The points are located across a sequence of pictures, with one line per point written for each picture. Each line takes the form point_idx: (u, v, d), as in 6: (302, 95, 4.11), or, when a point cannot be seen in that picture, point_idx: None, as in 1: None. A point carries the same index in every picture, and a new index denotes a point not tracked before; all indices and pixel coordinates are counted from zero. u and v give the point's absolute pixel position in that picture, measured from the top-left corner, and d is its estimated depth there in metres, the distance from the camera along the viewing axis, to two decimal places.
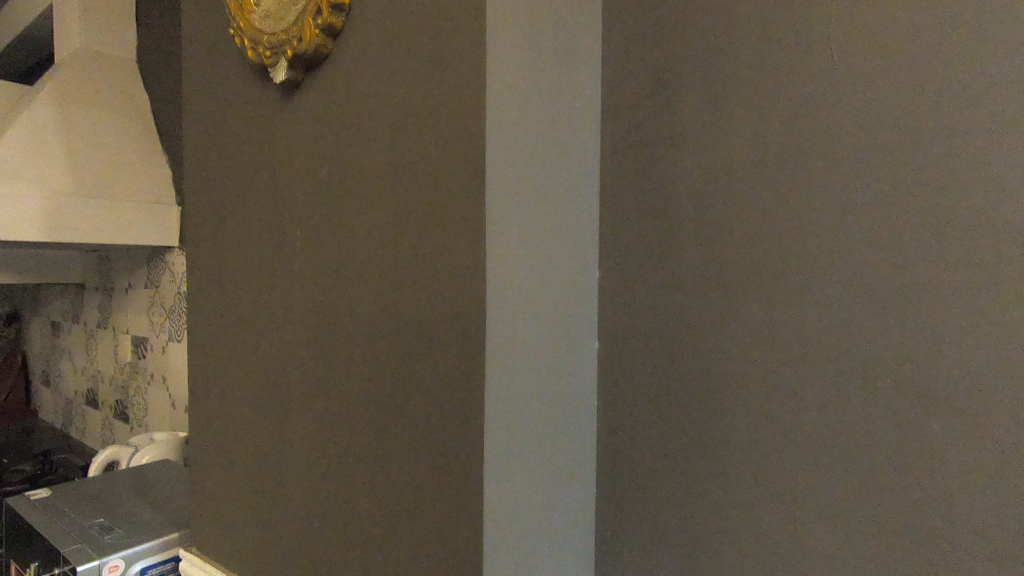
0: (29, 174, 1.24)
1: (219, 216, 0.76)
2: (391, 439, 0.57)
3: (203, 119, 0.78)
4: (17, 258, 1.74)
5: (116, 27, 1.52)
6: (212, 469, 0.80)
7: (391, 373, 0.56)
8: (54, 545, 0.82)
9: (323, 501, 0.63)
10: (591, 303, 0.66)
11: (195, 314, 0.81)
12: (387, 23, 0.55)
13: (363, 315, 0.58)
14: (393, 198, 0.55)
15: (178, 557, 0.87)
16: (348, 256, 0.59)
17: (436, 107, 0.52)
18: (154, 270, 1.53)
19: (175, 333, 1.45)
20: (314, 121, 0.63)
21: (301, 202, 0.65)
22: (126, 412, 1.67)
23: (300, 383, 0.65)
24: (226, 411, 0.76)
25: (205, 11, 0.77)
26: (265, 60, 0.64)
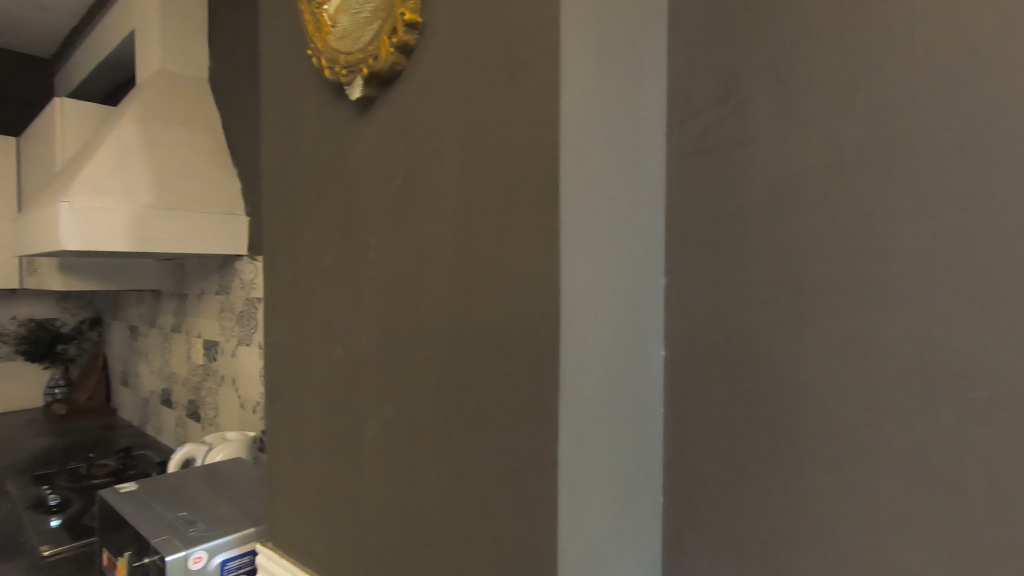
0: (117, 187, 1.33)
1: (295, 226, 0.80)
2: (463, 442, 0.58)
3: (280, 135, 0.83)
4: (103, 266, 1.87)
5: (190, 49, 1.62)
6: (287, 468, 0.84)
7: (463, 377, 0.58)
8: (145, 535, 0.88)
9: (396, 501, 0.66)
10: (658, 307, 0.66)
11: (272, 319, 0.85)
12: (459, 39, 0.57)
13: (435, 322, 0.60)
14: (465, 208, 0.57)
15: (254, 551, 0.91)
16: (421, 264, 0.62)
17: (508, 119, 0.53)
18: (224, 276, 1.61)
19: (244, 337, 1.52)
20: (387, 136, 0.65)
21: (374, 211, 0.67)
22: (198, 411, 1.77)
23: (373, 386, 0.68)
24: (300, 413, 0.80)
25: (282, 34, 0.81)
26: (343, 78, 0.68)
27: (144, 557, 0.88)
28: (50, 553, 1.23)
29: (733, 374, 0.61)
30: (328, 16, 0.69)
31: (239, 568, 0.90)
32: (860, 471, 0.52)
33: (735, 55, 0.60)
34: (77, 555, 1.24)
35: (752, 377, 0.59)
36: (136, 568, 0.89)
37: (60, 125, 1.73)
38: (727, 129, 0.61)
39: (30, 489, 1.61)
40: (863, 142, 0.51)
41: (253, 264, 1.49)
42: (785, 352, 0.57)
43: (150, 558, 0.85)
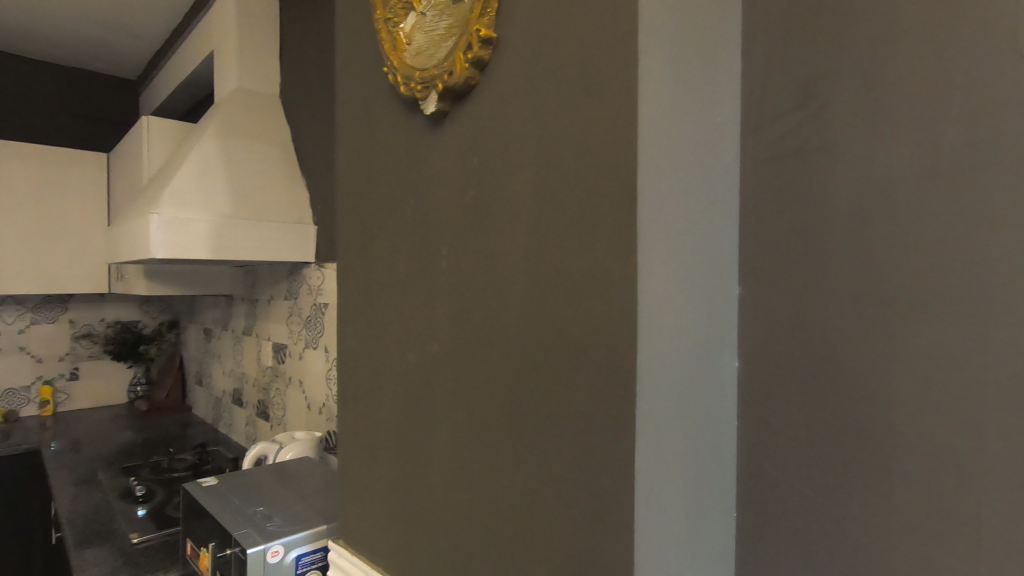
0: (199, 199, 1.41)
1: (369, 236, 0.83)
2: (536, 449, 0.59)
3: (355, 148, 0.86)
4: (182, 272, 2.00)
5: (264, 68, 1.72)
6: (359, 469, 0.87)
7: (536, 385, 0.59)
8: (227, 527, 0.94)
9: (467, 504, 0.67)
10: (732, 315, 0.65)
11: (344, 324, 0.89)
12: (534, 53, 0.58)
13: (508, 330, 0.62)
14: (539, 219, 0.58)
15: (326, 548, 0.95)
16: (494, 274, 0.63)
17: (584, 131, 0.54)
18: (293, 282, 1.69)
19: (311, 340, 1.59)
20: (461, 148, 0.67)
21: (447, 221, 0.69)
22: (267, 410, 1.85)
23: (445, 392, 0.70)
24: (372, 415, 0.83)
25: (357, 52, 0.85)
26: (418, 94, 0.70)
27: (227, 548, 0.93)
28: (138, 540, 1.32)
29: (813, 386, 0.59)
30: (403, 34, 0.72)
31: (313, 563, 0.94)
32: (954, 488, 0.49)
33: (816, 58, 0.59)
34: (161, 543, 1.33)
35: (835, 390, 0.57)
36: (219, 558, 0.95)
37: (147, 141, 1.87)
38: (806, 135, 0.60)
39: (119, 480, 1.73)
40: (959, 145, 0.49)
41: (320, 271, 1.56)
42: (871, 364, 0.55)
43: (232, 550, 0.90)
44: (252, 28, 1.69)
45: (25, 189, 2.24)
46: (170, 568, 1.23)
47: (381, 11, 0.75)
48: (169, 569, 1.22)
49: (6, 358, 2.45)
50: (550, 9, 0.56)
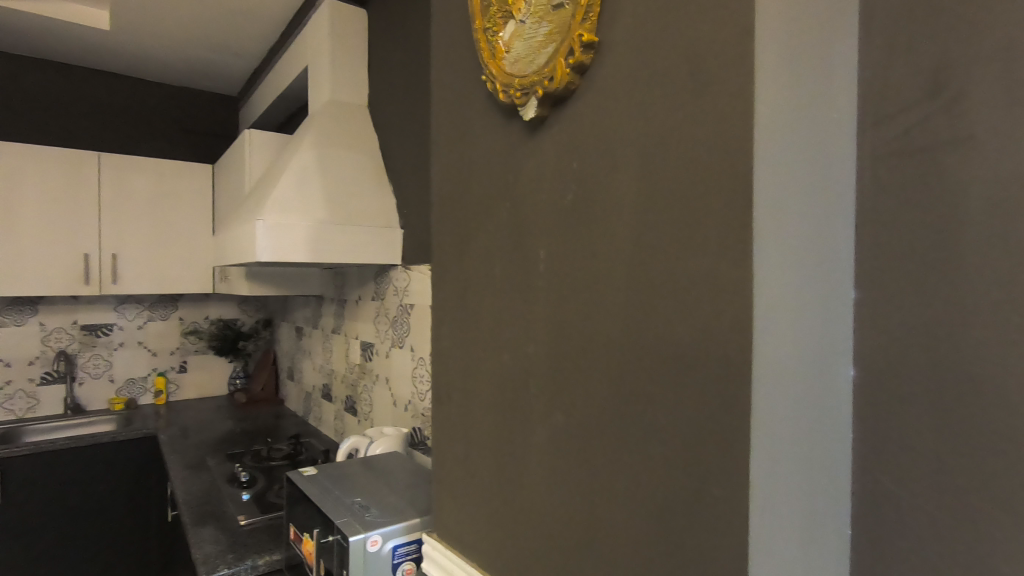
0: (298, 206, 1.50)
1: (464, 240, 0.86)
2: (638, 451, 0.59)
3: (450, 154, 0.89)
4: (279, 274, 2.15)
5: (353, 80, 1.81)
6: (453, 465, 0.90)
7: (640, 388, 0.58)
8: (329, 515, 1.00)
9: (565, 506, 0.68)
10: (847, 323, 0.61)
11: (439, 325, 0.92)
12: (638, 56, 0.58)
13: (609, 332, 0.62)
14: (643, 221, 0.58)
15: (420, 540, 0.99)
16: (595, 277, 0.63)
17: (695, 132, 0.53)
18: (381, 284, 1.76)
19: (398, 340, 1.65)
20: (560, 153, 0.68)
21: (545, 225, 0.70)
22: (354, 405, 1.94)
23: (542, 393, 0.71)
24: (467, 414, 0.86)
25: (454, 62, 0.88)
26: (517, 101, 0.72)
27: (329, 536, 0.99)
28: (245, 523, 1.43)
29: (945, 399, 0.55)
30: (502, 43, 0.74)
31: (407, 554, 0.98)
32: None
33: (947, 45, 0.54)
34: (265, 527, 1.42)
35: (969, 405, 0.53)
36: (322, 544, 1.01)
37: (249, 152, 2.01)
38: (936, 128, 0.55)
39: (224, 466, 1.87)
40: None
41: (406, 273, 1.62)
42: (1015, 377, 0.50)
43: (335, 537, 0.96)
44: (343, 43, 1.79)
45: (144, 199, 2.48)
46: (274, 550, 1.31)
47: (480, 21, 0.78)
48: (273, 551, 1.31)
49: (127, 351, 2.72)
50: (656, 11, 0.56)
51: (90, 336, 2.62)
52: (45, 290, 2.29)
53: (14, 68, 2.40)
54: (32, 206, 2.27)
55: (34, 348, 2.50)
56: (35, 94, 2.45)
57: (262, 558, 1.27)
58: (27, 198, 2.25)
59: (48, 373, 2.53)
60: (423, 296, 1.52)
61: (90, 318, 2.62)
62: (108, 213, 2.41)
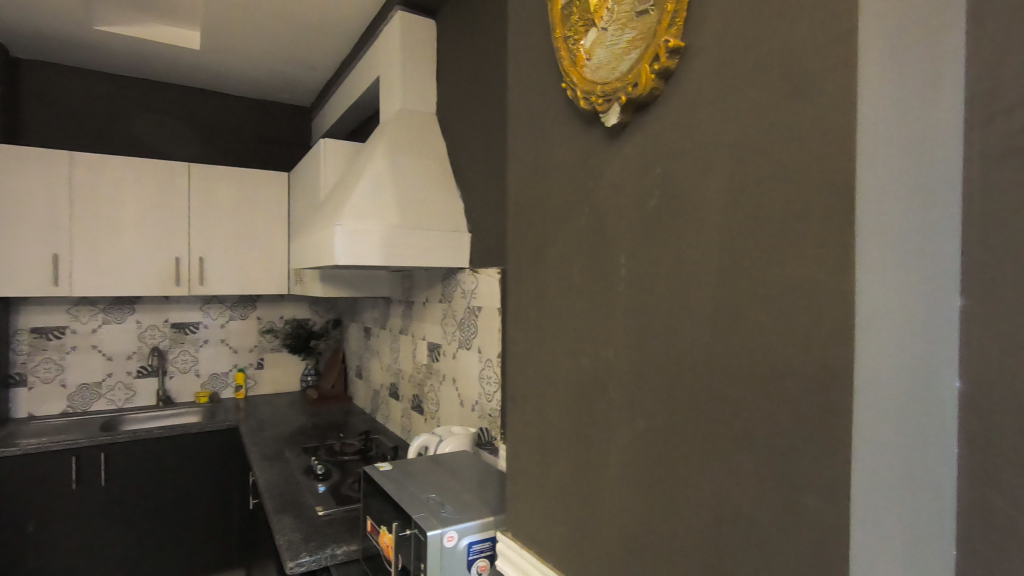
0: (373, 211, 1.56)
1: (541, 244, 0.87)
2: (727, 458, 0.58)
3: (528, 161, 0.91)
4: (350, 276, 2.24)
5: (423, 89, 1.87)
6: (529, 466, 0.91)
7: (728, 393, 0.58)
8: (407, 509, 1.04)
9: (648, 511, 0.68)
10: (953, 332, 0.57)
11: (516, 327, 0.94)
12: (727, 60, 0.58)
13: (695, 337, 0.61)
14: (734, 226, 0.57)
15: (494, 538, 1.01)
16: (680, 283, 0.63)
17: (789, 135, 0.52)
18: (448, 286, 1.81)
19: (465, 341, 1.69)
20: (643, 159, 0.68)
21: (627, 231, 0.71)
22: (421, 404, 2.00)
23: (623, 397, 0.71)
24: (544, 416, 0.87)
25: (531, 70, 0.90)
26: (599, 108, 0.72)
27: (406, 529, 1.02)
28: (324, 513, 1.50)
29: None
30: (583, 51, 0.75)
31: (482, 552, 1.00)
32: None
33: None
34: (342, 518, 1.49)
35: None
36: (400, 537, 1.05)
37: (324, 160, 2.11)
38: None
39: (301, 458, 1.98)
40: None
41: (474, 276, 1.65)
42: None
43: (413, 530, 1.00)
44: (413, 54, 1.85)
45: (229, 206, 2.65)
46: (351, 540, 1.38)
47: (561, 31, 0.79)
48: (350, 541, 1.37)
49: (211, 348, 2.91)
50: (748, 14, 0.56)
51: (180, 334, 2.83)
52: (142, 290, 2.50)
53: (117, 88, 2.64)
54: (132, 213, 2.47)
55: (132, 343, 2.72)
56: (135, 111, 2.68)
57: (340, 547, 1.33)
58: (127, 206, 2.46)
59: (143, 367, 2.74)
60: (491, 299, 1.55)
61: (179, 316, 2.83)
62: (197, 219, 2.59)
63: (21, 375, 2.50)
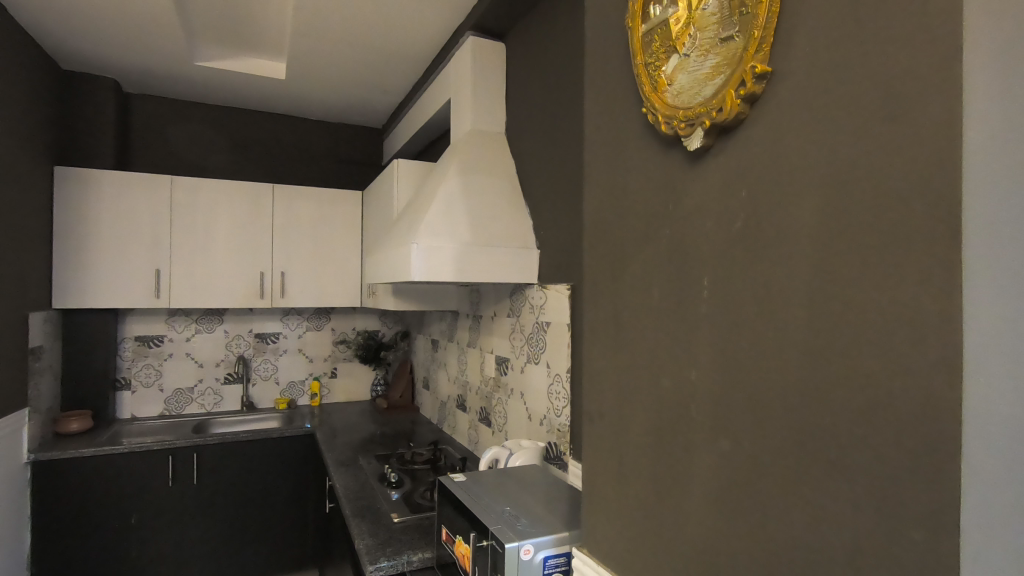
0: (446, 229, 1.61)
1: (619, 264, 0.89)
2: (820, 485, 0.57)
3: (605, 182, 0.93)
4: (420, 290, 2.32)
5: (492, 108, 1.93)
6: (604, 482, 0.93)
7: (821, 419, 0.57)
8: (484, 520, 1.07)
9: (732, 534, 0.67)
10: None
11: (592, 345, 0.96)
12: (818, 85, 0.58)
13: (785, 360, 0.61)
14: (826, 250, 0.57)
15: (570, 553, 1.03)
16: (769, 305, 0.63)
17: (886, 160, 0.51)
18: (516, 301, 1.84)
19: (534, 356, 1.72)
20: (728, 181, 0.69)
21: (710, 253, 0.71)
22: (488, 417, 2.04)
23: (707, 418, 0.72)
24: (622, 432, 0.88)
25: (609, 94, 0.92)
26: (681, 132, 0.74)
27: (483, 540, 1.05)
28: (399, 520, 1.56)
29: None
30: (665, 78, 0.77)
31: (557, 566, 1.02)
32: None
33: None
34: (416, 525, 1.54)
35: None
36: (476, 548, 1.08)
37: (397, 180, 2.22)
38: None
39: (374, 465, 2.06)
40: None
41: (542, 292, 1.68)
42: None
43: (489, 541, 1.03)
44: (484, 76, 1.92)
45: (308, 223, 2.82)
46: (426, 547, 1.42)
47: (642, 58, 0.82)
48: (424, 549, 1.41)
49: (289, 357, 3.08)
50: (839, 40, 0.56)
51: (262, 343, 3.02)
52: (230, 302, 2.69)
53: (210, 117, 2.86)
54: (223, 231, 2.67)
55: (220, 352, 2.93)
56: (225, 136, 2.89)
57: (416, 554, 1.38)
58: (220, 225, 2.66)
59: (229, 373, 2.94)
60: (560, 315, 1.57)
61: (262, 327, 3.02)
62: (280, 237, 2.77)
63: (125, 379, 2.74)
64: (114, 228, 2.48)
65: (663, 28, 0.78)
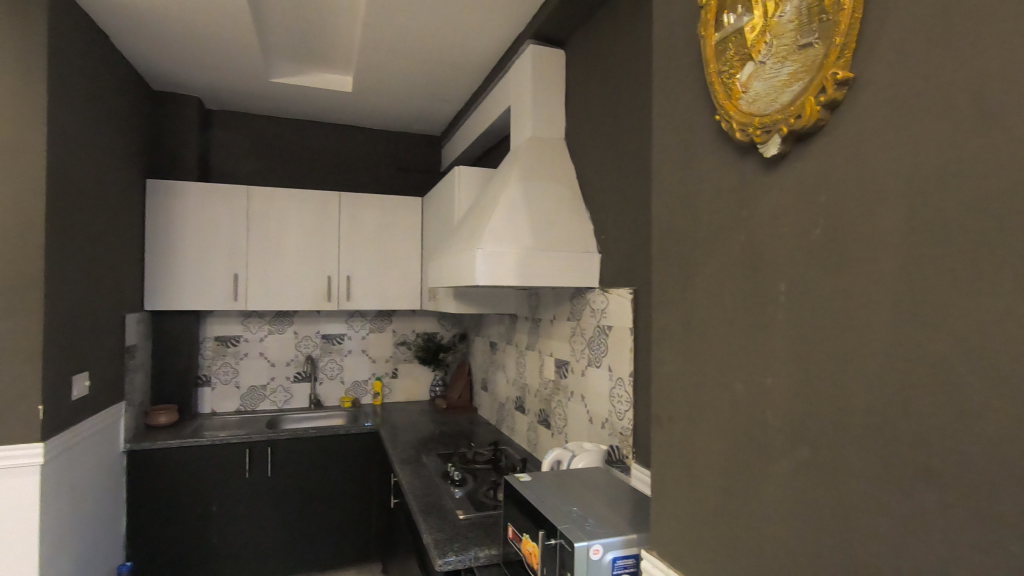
0: (508, 234, 1.65)
1: (689, 270, 0.90)
2: (909, 496, 0.56)
3: (675, 189, 0.94)
4: (480, 293, 2.37)
5: (552, 115, 1.96)
6: (673, 485, 0.94)
7: (909, 427, 0.56)
8: (552, 519, 1.10)
9: (809, 540, 0.68)
10: None
11: (661, 350, 0.97)
12: (903, 90, 0.57)
13: (869, 368, 0.61)
14: (911, 258, 0.56)
15: (638, 555, 1.04)
16: (850, 314, 0.63)
17: (978, 165, 0.51)
18: (577, 304, 1.86)
19: (595, 359, 1.73)
20: (806, 188, 0.69)
21: (786, 261, 0.71)
22: (547, 418, 2.07)
23: (783, 424, 0.72)
24: (692, 437, 0.89)
25: (679, 101, 0.94)
26: (756, 139, 0.74)
27: (551, 539, 1.08)
28: (464, 517, 1.61)
29: None
30: (740, 85, 0.78)
31: (626, 567, 1.03)
32: None
33: None
34: (481, 522, 1.59)
35: None
36: (544, 547, 1.10)
37: (459, 187, 2.28)
38: None
39: (437, 463, 2.13)
40: None
41: (603, 296, 1.69)
42: None
43: (557, 540, 1.05)
44: (543, 83, 1.95)
45: (371, 229, 2.94)
46: (492, 545, 1.46)
47: (715, 65, 0.82)
48: (490, 546, 1.45)
49: (354, 357, 3.21)
50: (926, 45, 0.55)
51: (328, 344, 3.16)
52: (301, 304, 2.83)
53: (281, 129, 3.03)
54: (294, 237, 2.82)
55: (291, 352, 3.09)
56: (294, 147, 3.05)
57: (483, 550, 1.43)
58: (291, 232, 2.82)
59: (299, 372, 3.11)
60: (621, 318, 1.58)
61: (328, 329, 3.16)
62: (345, 242, 2.91)
63: (206, 376, 2.94)
64: (197, 236, 2.66)
65: (737, 35, 0.79)
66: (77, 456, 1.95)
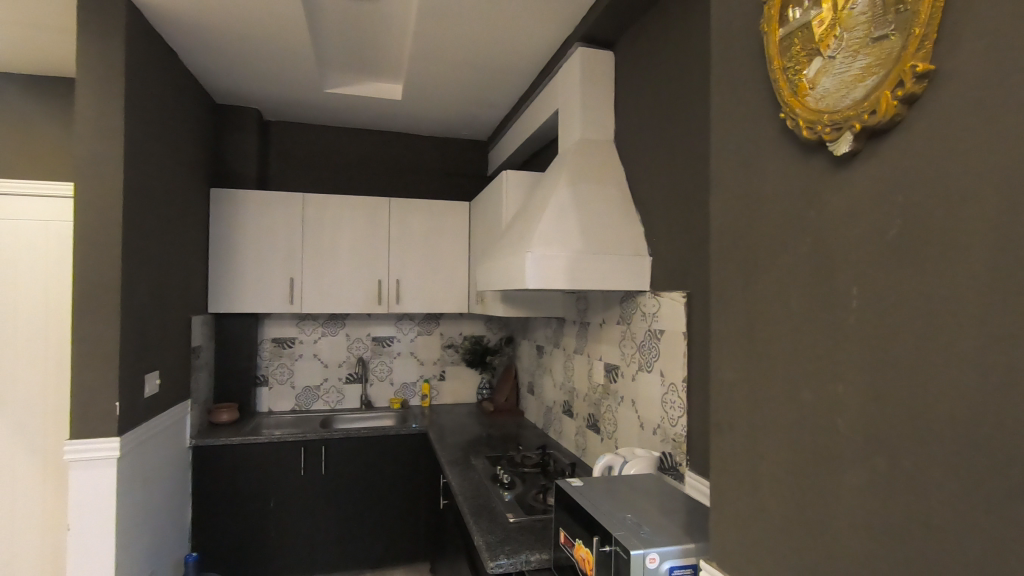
0: (557, 236, 1.64)
1: (752, 273, 0.88)
2: (1000, 514, 0.52)
3: (735, 190, 0.92)
4: (527, 297, 2.37)
5: (601, 117, 1.95)
6: (734, 494, 0.91)
7: (1001, 441, 0.52)
8: (606, 525, 1.08)
9: (883, 555, 0.64)
10: None
11: (721, 355, 0.95)
12: (992, 81, 0.54)
13: (952, 377, 0.57)
14: (1000, 258, 0.53)
15: (696, 565, 1.02)
16: (929, 318, 0.59)
17: None
18: (626, 308, 1.84)
19: (646, 364, 1.70)
20: (880, 187, 0.66)
21: (859, 263, 0.68)
22: (596, 423, 2.05)
23: (854, 433, 0.68)
24: (755, 444, 0.86)
25: (739, 99, 0.91)
26: (825, 136, 0.71)
27: (605, 545, 1.07)
28: (514, 520, 1.61)
29: None
30: (807, 81, 0.75)
31: None
32: None
33: None
34: (530, 526, 1.59)
35: None
36: (598, 553, 1.09)
37: (506, 192, 2.30)
38: None
39: (486, 466, 2.14)
40: None
41: (655, 300, 1.67)
42: None
43: (612, 547, 1.04)
44: (592, 85, 1.94)
45: (420, 234, 3.00)
46: (542, 549, 1.46)
47: (780, 62, 0.80)
48: (541, 550, 1.45)
49: (403, 359, 3.28)
50: (1018, 31, 0.52)
51: (379, 346, 3.24)
52: (353, 307, 2.91)
53: (334, 138, 3.13)
54: (346, 242, 2.91)
55: (343, 353, 3.18)
56: (346, 155, 3.15)
57: (534, 554, 1.42)
58: (343, 237, 2.90)
59: (350, 374, 3.19)
60: (674, 323, 1.55)
61: (379, 331, 3.24)
62: (395, 247, 2.97)
63: (264, 376, 3.06)
64: (256, 242, 2.78)
65: (803, 30, 0.76)
66: (149, 449, 2.07)
